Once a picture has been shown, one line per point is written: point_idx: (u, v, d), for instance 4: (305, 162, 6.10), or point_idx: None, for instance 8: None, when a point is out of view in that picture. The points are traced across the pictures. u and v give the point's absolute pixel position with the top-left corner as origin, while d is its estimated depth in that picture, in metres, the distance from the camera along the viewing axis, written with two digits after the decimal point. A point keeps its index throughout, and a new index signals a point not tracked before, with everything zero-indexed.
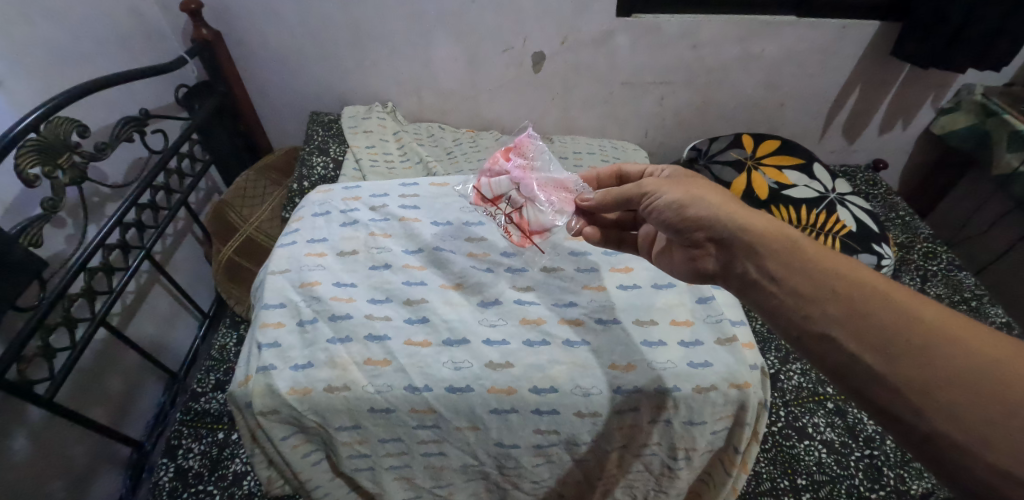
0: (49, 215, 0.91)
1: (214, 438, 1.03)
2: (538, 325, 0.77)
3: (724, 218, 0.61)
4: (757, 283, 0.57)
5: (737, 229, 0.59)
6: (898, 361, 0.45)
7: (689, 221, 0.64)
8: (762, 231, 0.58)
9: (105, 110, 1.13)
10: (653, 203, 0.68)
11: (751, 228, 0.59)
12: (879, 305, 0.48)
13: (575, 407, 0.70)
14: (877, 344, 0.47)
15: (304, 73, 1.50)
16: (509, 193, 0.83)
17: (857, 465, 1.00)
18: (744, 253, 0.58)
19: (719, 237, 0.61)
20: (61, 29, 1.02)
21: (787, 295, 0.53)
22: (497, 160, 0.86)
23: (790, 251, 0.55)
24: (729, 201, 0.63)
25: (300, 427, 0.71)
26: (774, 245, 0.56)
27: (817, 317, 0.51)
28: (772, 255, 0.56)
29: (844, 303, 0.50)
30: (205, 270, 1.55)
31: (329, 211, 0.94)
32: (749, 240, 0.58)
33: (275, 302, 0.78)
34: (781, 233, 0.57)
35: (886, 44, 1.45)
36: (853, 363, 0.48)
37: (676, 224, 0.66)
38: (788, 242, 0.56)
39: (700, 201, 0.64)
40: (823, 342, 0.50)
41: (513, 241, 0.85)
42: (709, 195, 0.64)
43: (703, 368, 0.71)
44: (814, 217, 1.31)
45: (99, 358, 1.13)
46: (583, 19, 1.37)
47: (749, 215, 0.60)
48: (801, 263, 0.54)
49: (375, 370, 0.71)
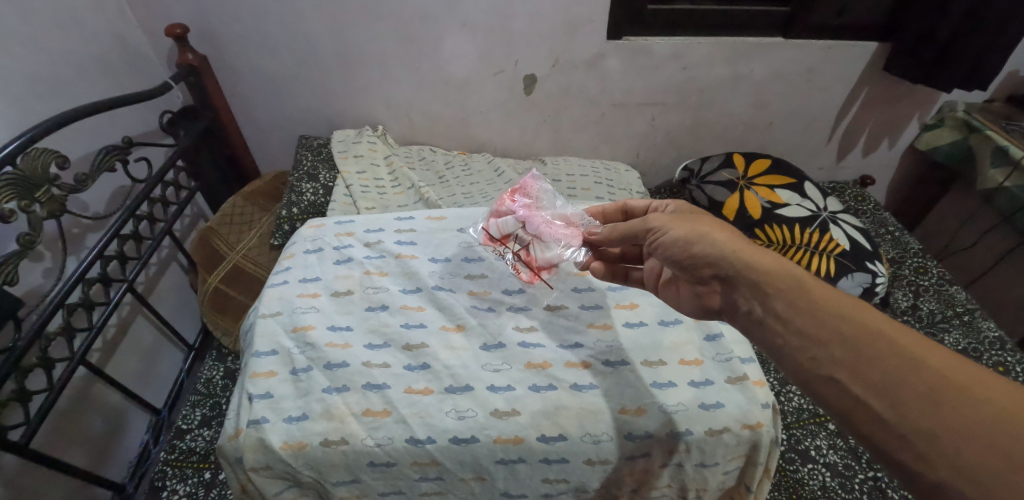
0: (26, 250, 0.86)
1: (200, 478, 0.97)
2: (543, 369, 0.74)
3: (735, 257, 0.59)
4: (762, 322, 0.55)
5: (743, 268, 0.58)
6: (904, 407, 0.43)
7: (696, 259, 0.63)
8: (768, 269, 0.56)
9: (85, 138, 1.09)
10: (659, 239, 0.67)
11: (758, 267, 0.57)
12: (884, 349, 0.46)
13: (585, 455, 0.68)
14: (884, 390, 0.44)
15: (293, 98, 1.48)
16: (517, 232, 0.83)
17: (862, 488, 0.98)
18: (748, 290, 0.57)
19: (725, 274, 0.59)
20: (41, 57, 0.99)
21: (792, 335, 0.51)
22: (503, 201, 0.85)
23: (795, 291, 0.53)
24: (735, 238, 0.61)
25: (295, 482, 0.68)
26: (779, 283, 0.54)
27: (821, 359, 0.49)
28: (776, 293, 0.54)
29: (849, 345, 0.47)
30: (190, 300, 1.50)
31: (321, 247, 0.91)
32: (754, 278, 0.56)
33: (266, 350, 0.75)
34: (787, 271, 0.55)
35: (872, 65, 1.47)
36: (858, 407, 0.45)
37: (682, 261, 0.64)
38: (793, 281, 0.54)
39: (704, 238, 0.62)
40: (828, 384, 0.48)
41: (524, 279, 0.84)
42: (714, 233, 0.62)
43: (716, 409, 0.70)
44: (808, 236, 1.29)
45: (78, 397, 1.08)
46: (574, 41, 1.37)
47: (755, 252, 0.58)
48: (806, 302, 0.52)
49: (375, 421, 0.68)
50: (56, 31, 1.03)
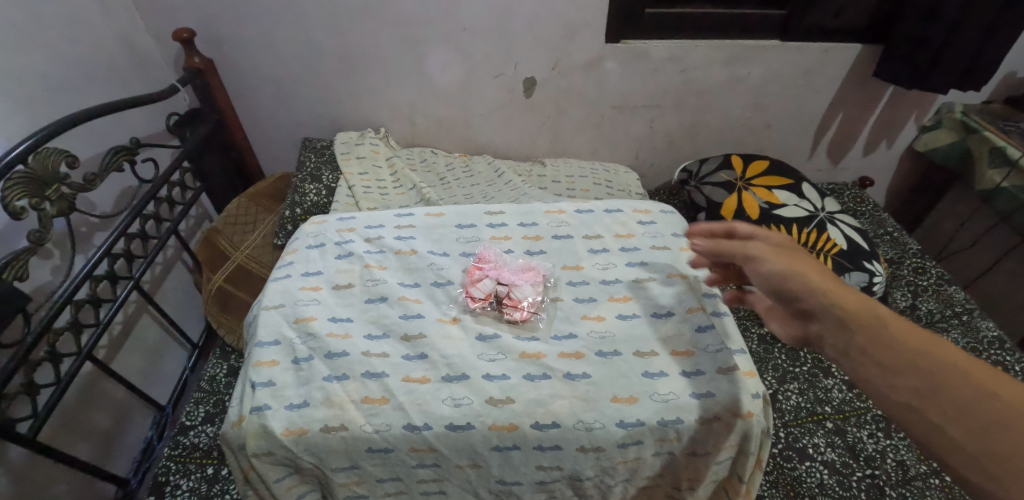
0: (36, 246, 0.88)
1: (203, 473, 0.98)
2: (538, 359, 0.76)
3: (825, 291, 0.53)
4: (841, 359, 0.50)
5: (828, 304, 0.52)
6: (1002, 450, 0.40)
7: (787, 295, 0.57)
8: (848, 305, 0.51)
9: (94, 139, 1.12)
10: (757, 269, 0.61)
11: (842, 304, 0.51)
12: (961, 382, 0.43)
13: (577, 443, 0.69)
14: (976, 430, 0.41)
15: (296, 100, 1.50)
16: (495, 287, 0.84)
17: (859, 485, 0.98)
18: (831, 329, 0.51)
19: (812, 314, 0.54)
20: (50, 59, 1.01)
21: (874, 371, 0.47)
22: (474, 272, 0.87)
23: (874, 324, 0.49)
24: (827, 275, 0.56)
25: (295, 469, 0.70)
26: (862, 321, 0.49)
27: (906, 396, 0.45)
28: (856, 329, 0.49)
29: (939, 383, 0.44)
30: (195, 299, 1.52)
31: (323, 242, 0.93)
32: (834, 315, 0.51)
33: (269, 340, 0.77)
34: (870, 308, 0.50)
35: (868, 68, 1.49)
36: (954, 449, 0.42)
37: (779, 296, 0.58)
38: (873, 316, 0.49)
39: (800, 276, 0.56)
40: (916, 423, 0.44)
41: (517, 318, 0.81)
42: (806, 268, 0.57)
43: (706, 398, 0.71)
44: (804, 236, 1.30)
45: (84, 392, 1.10)
46: (572, 45, 1.39)
47: (844, 289, 0.53)
48: (885, 337, 0.47)
49: (374, 408, 0.69)
50: (65, 34, 1.06)
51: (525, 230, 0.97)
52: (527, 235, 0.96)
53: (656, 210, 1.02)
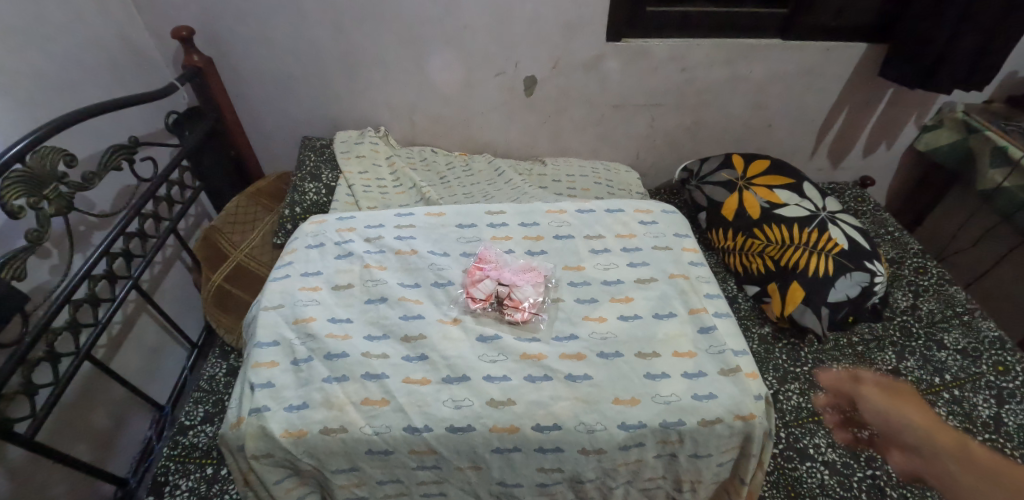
0: (34, 246, 0.88)
1: (203, 473, 0.98)
2: (538, 360, 0.75)
3: (928, 431, 0.68)
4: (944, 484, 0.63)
5: (926, 438, 0.67)
6: None
7: (896, 431, 0.72)
8: (948, 443, 0.65)
9: (92, 138, 1.11)
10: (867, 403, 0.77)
11: (941, 440, 0.66)
12: None
13: (579, 444, 0.69)
14: None
15: (295, 99, 1.50)
16: (496, 287, 0.84)
17: (860, 486, 0.98)
18: (933, 459, 0.65)
19: (914, 445, 0.68)
20: (49, 58, 1.01)
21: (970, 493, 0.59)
22: (475, 272, 0.87)
23: (970, 461, 0.62)
24: (930, 418, 0.70)
25: (295, 470, 0.70)
26: (957, 456, 0.63)
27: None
28: (952, 461, 0.63)
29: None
30: (194, 298, 1.51)
31: (323, 242, 0.92)
32: (937, 448, 0.65)
33: (268, 341, 0.76)
34: (967, 447, 0.64)
35: (869, 67, 1.48)
36: None
37: (887, 431, 0.73)
38: (970, 454, 0.63)
39: (903, 416, 0.72)
40: None
41: (518, 319, 0.81)
42: (914, 412, 0.72)
43: (709, 400, 0.71)
44: (807, 236, 1.27)
45: (83, 392, 1.09)
46: (573, 44, 1.39)
47: (943, 432, 0.68)
48: (978, 467, 0.61)
49: (373, 410, 0.69)
50: (63, 32, 1.05)
51: (526, 230, 0.97)
52: (528, 235, 0.96)
53: (657, 210, 1.02)
